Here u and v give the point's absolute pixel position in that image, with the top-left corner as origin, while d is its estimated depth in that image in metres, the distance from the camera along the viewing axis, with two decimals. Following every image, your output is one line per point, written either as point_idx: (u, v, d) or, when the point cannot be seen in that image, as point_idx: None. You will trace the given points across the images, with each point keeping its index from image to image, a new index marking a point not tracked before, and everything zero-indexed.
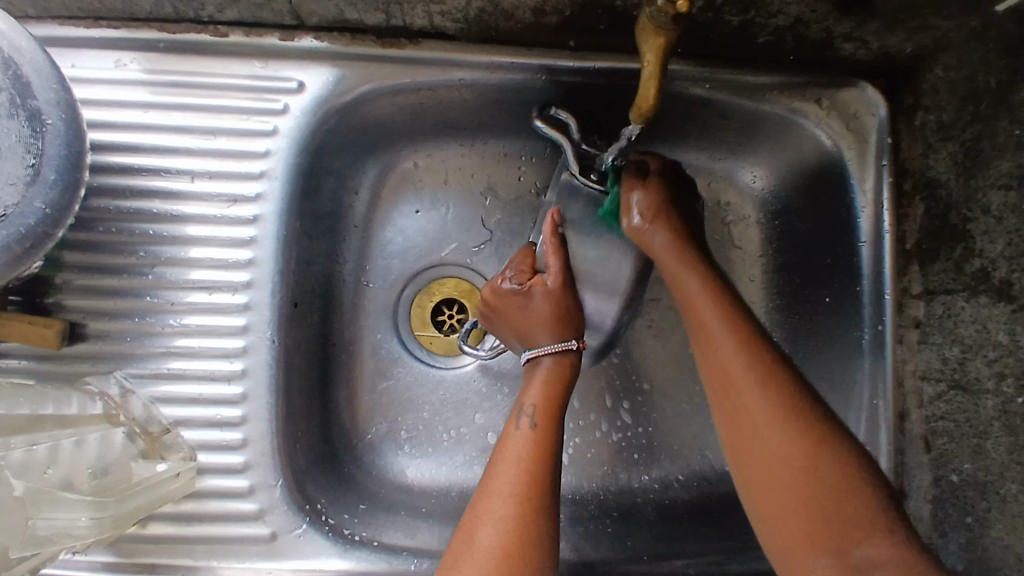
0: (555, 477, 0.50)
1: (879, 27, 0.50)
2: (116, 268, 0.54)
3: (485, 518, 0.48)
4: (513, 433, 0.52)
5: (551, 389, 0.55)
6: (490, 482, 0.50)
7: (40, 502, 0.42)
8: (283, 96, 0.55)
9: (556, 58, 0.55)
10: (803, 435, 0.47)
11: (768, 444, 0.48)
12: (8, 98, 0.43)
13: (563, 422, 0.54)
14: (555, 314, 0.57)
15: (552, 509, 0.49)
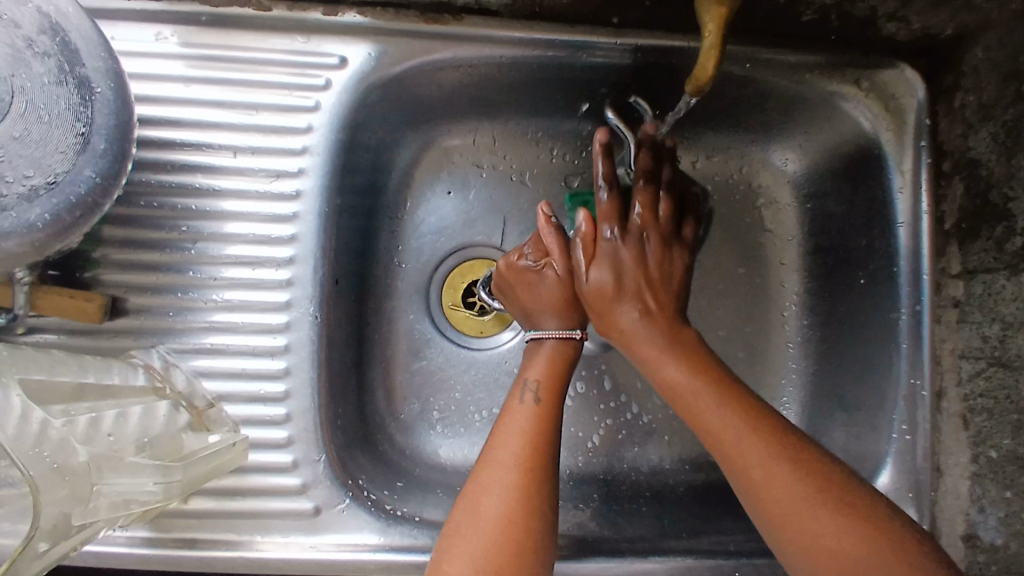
0: (556, 450, 0.51)
1: (923, 7, 0.51)
2: (157, 243, 0.54)
3: (493, 484, 0.48)
4: (517, 406, 0.52)
5: (555, 365, 0.55)
6: (496, 451, 0.50)
7: (103, 466, 0.41)
8: (325, 72, 0.55)
9: (599, 36, 0.55)
10: (758, 435, 0.47)
11: (735, 440, 0.47)
12: (58, 64, 0.42)
13: (563, 401, 0.54)
14: (564, 302, 0.56)
15: (554, 480, 0.49)
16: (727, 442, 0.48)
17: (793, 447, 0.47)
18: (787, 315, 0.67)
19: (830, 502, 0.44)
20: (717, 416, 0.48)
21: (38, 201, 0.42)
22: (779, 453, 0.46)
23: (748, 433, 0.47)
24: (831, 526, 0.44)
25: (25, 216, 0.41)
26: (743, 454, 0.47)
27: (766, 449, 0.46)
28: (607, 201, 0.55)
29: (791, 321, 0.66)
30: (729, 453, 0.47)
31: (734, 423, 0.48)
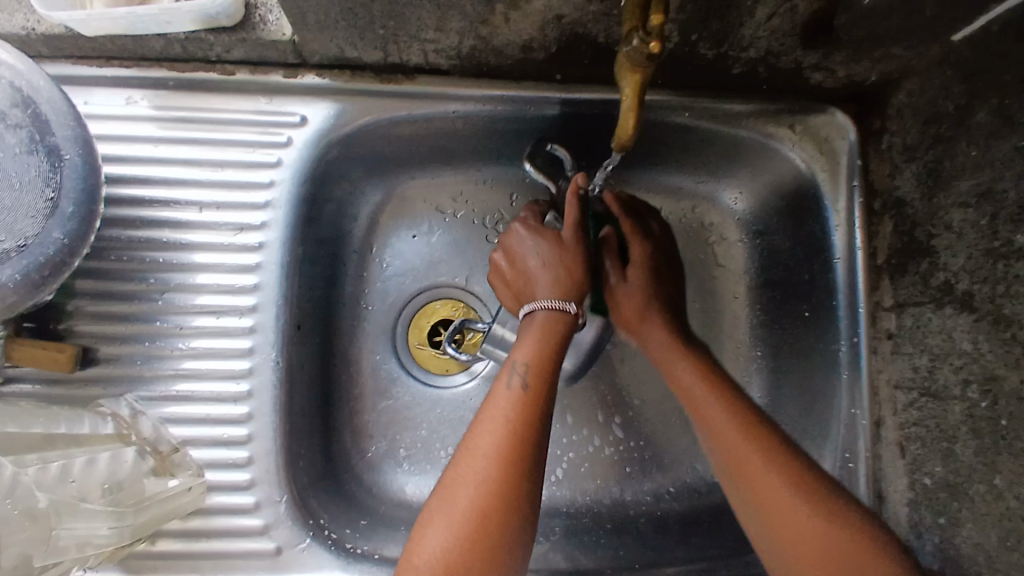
0: (540, 433, 0.51)
1: (845, 58, 0.53)
2: (127, 295, 0.57)
3: (470, 470, 0.48)
4: (501, 390, 0.52)
5: (543, 346, 0.54)
6: (476, 436, 0.50)
7: (62, 512, 0.45)
8: (286, 130, 0.58)
9: (544, 91, 0.59)
10: (771, 459, 0.52)
11: (763, 472, 0.51)
12: (28, 134, 0.46)
13: (552, 383, 0.53)
14: (561, 260, 0.58)
15: (537, 462, 0.49)
16: (755, 472, 0.52)
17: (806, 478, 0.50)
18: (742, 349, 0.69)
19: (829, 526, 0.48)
20: (723, 421, 0.55)
21: (9, 263, 0.45)
22: (788, 480, 0.50)
23: (767, 462, 0.52)
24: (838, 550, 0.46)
25: None
26: (762, 475, 0.51)
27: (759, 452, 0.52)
28: (623, 288, 0.63)
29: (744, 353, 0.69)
30: (746, 469, 0.52)
31: (754, 451, 0.53)
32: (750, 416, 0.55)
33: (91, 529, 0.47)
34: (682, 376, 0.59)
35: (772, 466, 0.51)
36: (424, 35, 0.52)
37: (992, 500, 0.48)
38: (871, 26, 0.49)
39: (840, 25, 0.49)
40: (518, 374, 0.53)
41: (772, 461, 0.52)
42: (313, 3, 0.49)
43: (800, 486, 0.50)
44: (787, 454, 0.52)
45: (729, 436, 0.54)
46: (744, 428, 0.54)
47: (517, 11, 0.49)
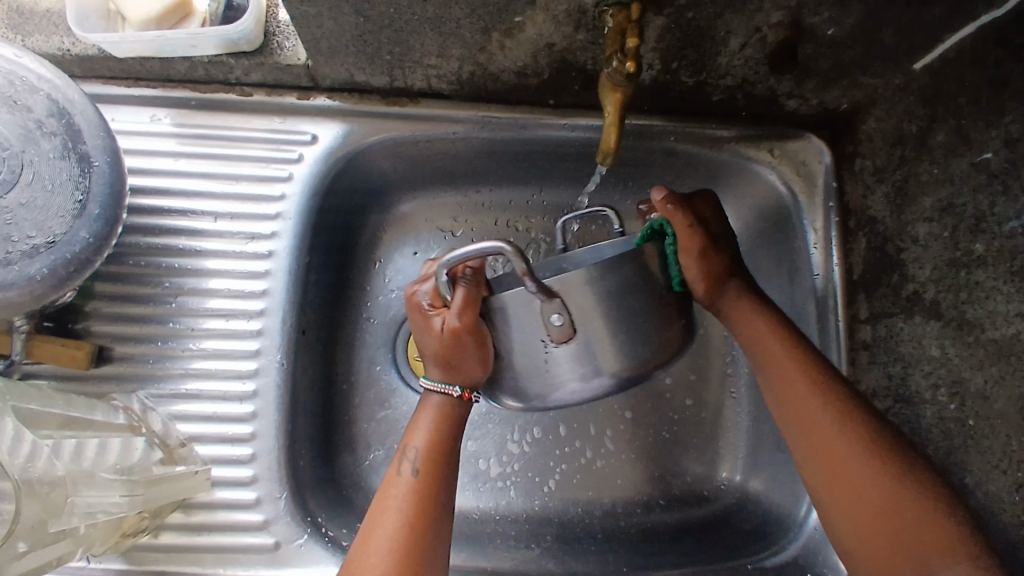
0: (438, 523, 0.50)
1: (816, 86, 0.57)
2: (143, 297, 0.60)
3: (373, 554, 0.47)
4: (395, 480, 0.51)
5: (440, 430, 0.53)
6: (376, 521, 0.49)
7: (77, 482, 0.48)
8: (298, 147, 0.63)
9: (539, 115, 0.63)
10: (885, 469, 0.46)
11: (827, 430, 0.49)
12: (62, 142, 0.50)
13: (448, 466, 0.52)
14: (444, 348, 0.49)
15: (433, 547, 0.49)
16: (857, 481, 0.47)
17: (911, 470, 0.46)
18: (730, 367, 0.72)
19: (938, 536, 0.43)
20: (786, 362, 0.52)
21: (38, 257, 0.48)
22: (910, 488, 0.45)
23: (829, 412, 0.49)
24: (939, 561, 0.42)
25: (26, 270, 0.48)
26: (832, 437, 0.48)
27: (873, 457, 0.47)
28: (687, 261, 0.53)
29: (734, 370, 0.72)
30: (815, 433, 0.49)
31: (813, 396, 0.50)
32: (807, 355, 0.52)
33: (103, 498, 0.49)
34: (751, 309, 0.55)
35: (840, 421, 0.49)
36: (427, 61, 0.57)
37: (964, 497, 0.49)
38: (835, 54, 0.53)
39: (805, 55, 0.53)
40: (411, 460, 0.51)
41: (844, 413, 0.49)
42: (326, 29, 0.53)
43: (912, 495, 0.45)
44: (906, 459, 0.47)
45: (791, 377, 0.52)
46: (823, 399, 0.50)
47: (512, 39, 0.53)
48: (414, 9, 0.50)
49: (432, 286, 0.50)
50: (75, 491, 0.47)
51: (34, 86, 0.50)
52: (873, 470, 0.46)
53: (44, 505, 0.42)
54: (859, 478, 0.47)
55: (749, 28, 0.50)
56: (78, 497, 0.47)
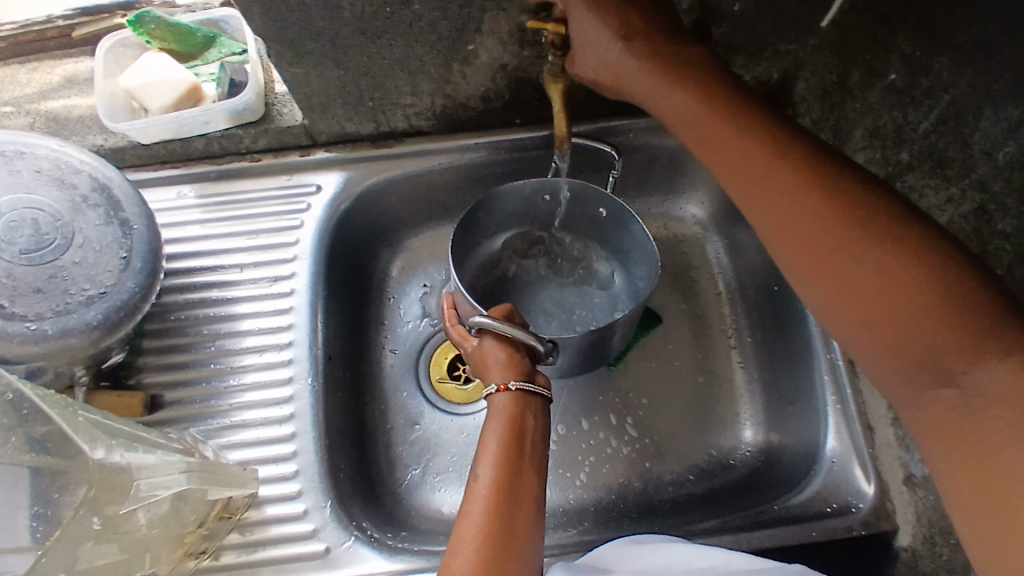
0: (524, 517, 0.50)
1: (743, 61, 0.65)
2: (187, 346, 0.67)
3: (462, 549, 0.48)
4: (473, 485, 0.52)
5: (508, 436, 0.55)
6: (461, 523, 0.50)
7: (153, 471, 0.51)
8: (306, 198, 0.71)
9: (508, 133, 0.72)
10: (851, 226, 0.42)
11: (803, 220, 0.44)
12: (105, 211, 0.59)
13: (524, 466, 0.53)
14: (485, 361, 0.60)
15: (524, 535, 0.50)
16: (844, 268, 0.42)
17: (902, 236, 0.41)
18: (732, 338, 0.78)
19: (938, 311, 0.38)
20: (747, 159, 0.48)
21: (93, 305, 0.56)
22: (910, 259, 0.40)
23: (807, 200, 0.44)
24: (903, 312, 0.39)
25: (84, 316, 0.55)
26: (805, 224, 0.44)
27: (851, 229, 0.42)
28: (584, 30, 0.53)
29: (737, 341, 0.78)
30: (794, 226, 0.44)
31: (788, 190, 0.45)
32: (779, 151, 0.47)
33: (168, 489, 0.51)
34: (705, 118, 0.50)
35: (812, 202, 0.44)
36: (404, 101, 0.66)
37: None
38: (748, 27, 0.60)
39: (722, 33, 0.61)
40: (484, 465, 0.53)
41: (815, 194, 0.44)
42: (314, 86, 0.63)
43: (900, 264, 0.40)
44: (894, 225, 0.42)
45: (756, 171, 0.47)
46: (787, 170, 0.46)
47: (470, 67, 0.63)
48: (383, 53, 0.60)
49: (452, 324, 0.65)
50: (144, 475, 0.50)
51: (77, 168, 0.59)
52: (860, 248, 0.41)
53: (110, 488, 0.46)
54: (845, 258, 0.42)
55: None
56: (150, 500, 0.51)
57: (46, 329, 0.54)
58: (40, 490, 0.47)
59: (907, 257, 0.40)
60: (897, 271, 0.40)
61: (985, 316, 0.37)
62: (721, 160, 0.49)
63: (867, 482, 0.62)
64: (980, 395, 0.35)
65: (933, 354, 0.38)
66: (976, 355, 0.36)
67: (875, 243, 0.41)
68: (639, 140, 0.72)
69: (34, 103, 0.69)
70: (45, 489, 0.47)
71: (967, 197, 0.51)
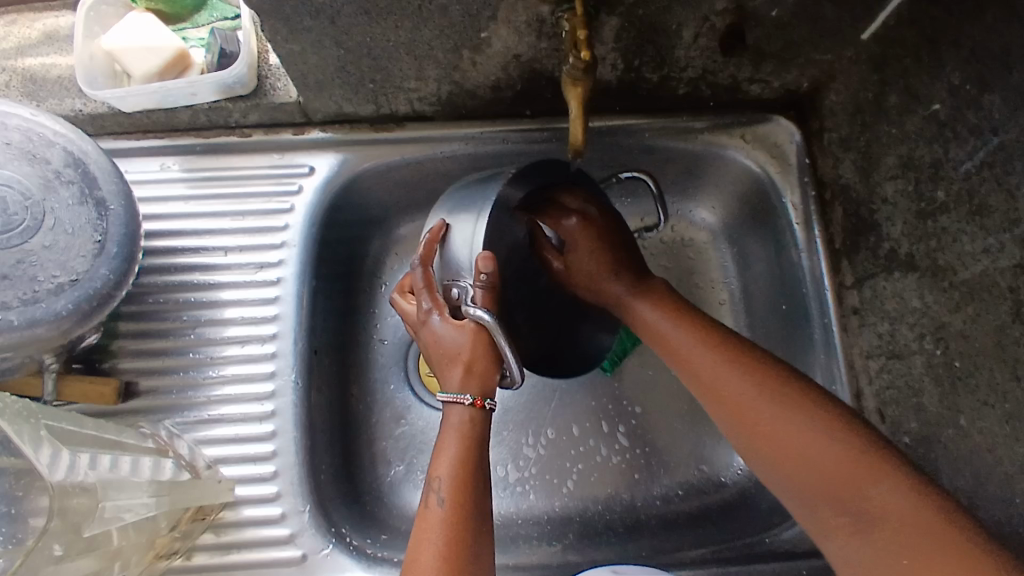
0: (480, 541, 0.50)
1: (772, 68, 0.60)
2: (165, 332, 0.64)
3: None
4: (429, 508, 0.50)
5: (464, 453, 0.53)
6: (419, 549, 0.48)
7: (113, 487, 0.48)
8: (297, 180, 0.67)
9: (518, 126, 0.67)
10: (775, 397, 0.51)
11: (745, 399, 0.52)
12: (79, 189, 0.54)
13: (479, 488, 0.52)
14: (441, 349, 0.54)
15: (480, 561, 0.49)
16: (780, 435, 0.49)
17: (810, 401, 0.50)
18: None
19: (856, 462, 0.45)
20: (684, 339, 0.58)
21: (62, 294, 0.52)
22: (822, 423, 0.48)
23: (737, 373, 0.53)
24: (828, 457, 0.47)
25: (53, 306, 0.51)
26: (745, 399, 0.52)
27: (769, 397, 0.51)
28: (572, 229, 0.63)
29: None
30: (742, 405, 0.52)
31: (722, 367, 0.54)
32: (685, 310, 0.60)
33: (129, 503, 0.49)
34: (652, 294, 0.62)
35: (740, 374, 0.53)
36: (407, 85, 0.61)
37: (961, 440, 0.51)
38: (784, 36, 0.56)
39: (756, 40, 0.56)
40: (442, 489, 0.51)
41: (744, 367, 0.53)
42: (312, 65, 0.58)
43: (804, 410, 0.50)
44: (811, 386, 0.52)
45: (695, 355, 0.56)
46: (708, 339, 0.57)
47: (481, 55, 0.58)
48: (388, 36, 0.55)
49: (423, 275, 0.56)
50: (106, 496, 0.46)
51: (50, 140, 0.54)
52: (790, 417, 0.49)
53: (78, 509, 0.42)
54: (775, 431, 0.50)
55: (697, 18, 0.53)
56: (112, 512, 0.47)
57: (11, 320, 0.50)
58: (5, 489, 0.46)
59: (825, 419, 0.48)
60: (823, 431, 0.48)
61: (892, 463, 0.45)
62: (664, 345, 0.59)
63: None
64: (892, 514, 0.42)
65: (853, 503, 0.45)
66: (881, 487, 0.44)
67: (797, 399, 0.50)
68: (653, 141, 0.67)
69: (8, 59, 0.64)
70: (10, 486, 0.46)
71: (1007, 250, 0.45)
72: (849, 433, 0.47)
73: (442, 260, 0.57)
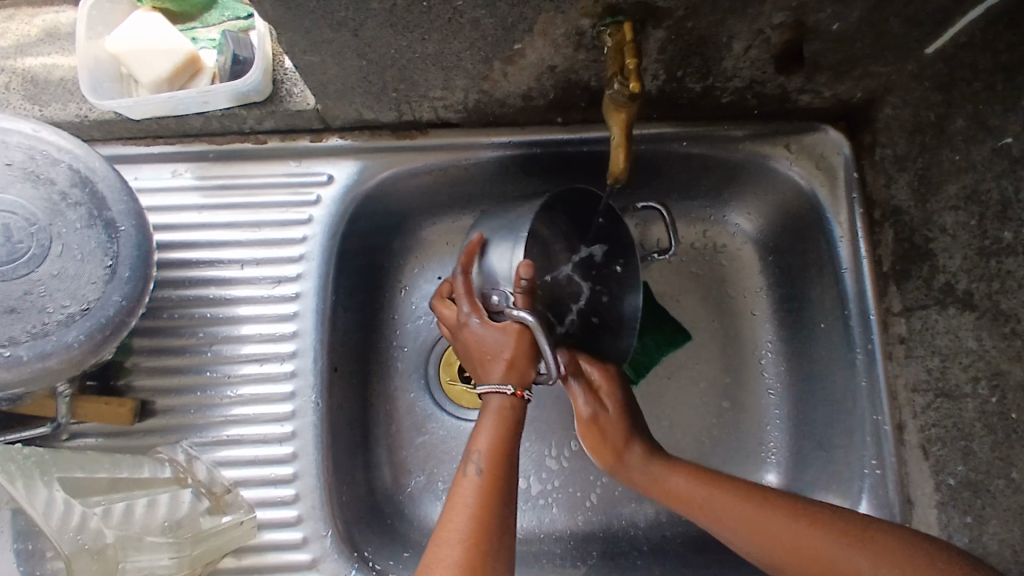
0: (508, 516, 0.48)
1: (827, 80, 0.55)
2: (180, 348, 0.62)
3: (448, 540, 0.46)
4: (462, 478, 0.49)
5: (505, 432, 0.51)
6: (449, 515, 0.47)
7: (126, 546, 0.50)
8: (315, 189, 0.63)
9: (549, 133, 0.63)
10: (786, 516, 0.53)
11: (754, 514, 0.54)
12: (88, 211, 0.51)
13: (515, 466, 0.50)
14: (482, 348, 0.53)
15: (507, 536, 0.47)
16: (793, 546, 0.52)
17: (821, 516, 0.52)
18: None
19: (897, 560, 0.48)
20: (682, 484, 0.58)
21: (74, 325, 0.50)
22: (833, 529, 0.51)
23: (739, 500, 0.55)
24: (854, 559, 0.49)
25: (63, 338, 0.49)
26: (769, 531, 0.53)
27: (795, 517, 0.53)
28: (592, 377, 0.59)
29: None
30: (760, 526, 0.53)
31: (731, 503, 0.55)
32: (701, 474, 0.58)
33: (153, 561, 0.51)
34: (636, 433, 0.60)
35: (748, 501, 0.55)
36: (433, 94, 0.57)
37: (1012, 492, 0.50)
38: (844, 49, 0.51)
39: (813, 52, 0.52)
40: (479, 458, 0.50)
41: (751, 499, 0.55)
42: (332, 75, 0.54)
43: (816, 530, 0.51)
44: (812, 502, 0.54)
45: (710, 505, 0.56)
46: (688, 476, 0.58)
47: (513, 66, 0.54)
48: (414, 48, 0.51)
49: (460, 277, 0.56)
50: (125, 557, 0.49)
51: (55, 158, 0.51)
52: (804, 527, 0.52)
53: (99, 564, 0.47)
54: (801, 547, 0.51)
55: (752, 31, 0.49)
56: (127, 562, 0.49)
57: (20, 355, 0.48)
58: (21, 528, 0.49)
59: (837, 533, 0.51)
60: (822, 538, 0.51)
61: (932, 555, 0.47)
62: (677, 500, 0.58)
63: None
64: None
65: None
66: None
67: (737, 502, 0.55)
68: (689, 150, 0.63)
69: (9, 59, 0.60)
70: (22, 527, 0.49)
71: None
72: (848, 520, 0.51)
73: (479, 271, 0.57)
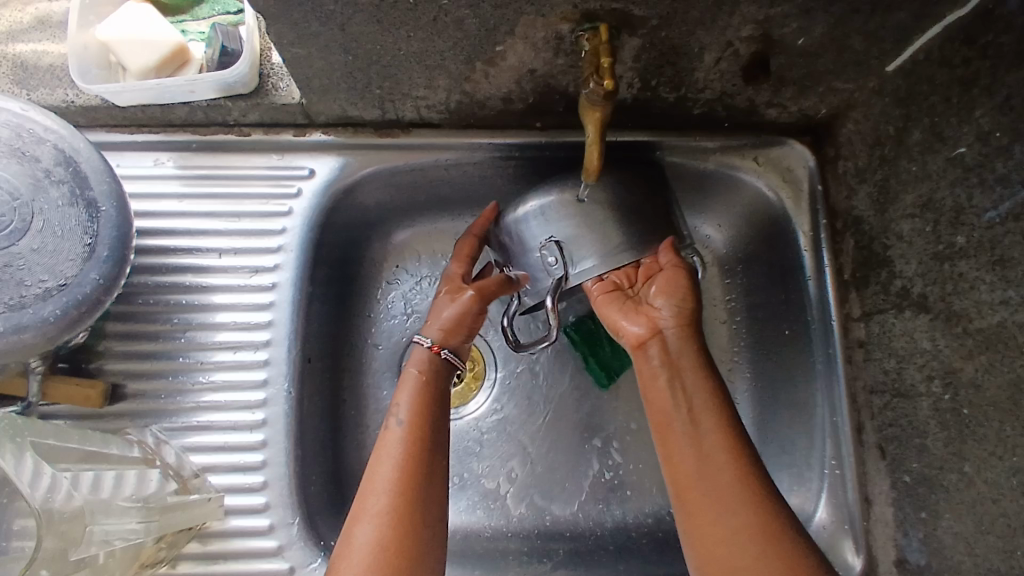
0: (432, 465, 0.52)
1: (793, 94, 0.58)
2: (154, 334, 0.62)
3: (375, 490, 0.50)
4: (386, 431, 0.53)
5: (425, 390, 0.56)
6: (377, 461, 0.51)
7: (97, 510, 0.49)
8: (297, 182, 0.65)
9: (526, 137, 0.65)
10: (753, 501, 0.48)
11: (723, 483, 0.49)
12: (70, 190, 0.52)
13: (439, 425, 0.55)
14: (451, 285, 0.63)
15: (430, 482, 0.51)
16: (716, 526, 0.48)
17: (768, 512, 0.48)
18: None
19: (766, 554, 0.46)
20: (693, 443, 0.51)
21: (51, 299, 0.50)
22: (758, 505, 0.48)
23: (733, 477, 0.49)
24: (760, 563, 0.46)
25: (40, 312, 0.50)
26: (716, 499, 0.49)
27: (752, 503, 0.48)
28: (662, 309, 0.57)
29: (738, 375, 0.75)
30: (690, 494, 0.50)
31: (716, 461, 0.50)
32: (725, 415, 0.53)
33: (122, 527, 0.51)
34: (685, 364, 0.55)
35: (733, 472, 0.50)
36: (416, 91, 0.59)
37: (965, 486, 0.51)
38: (809, 63, 0.54)
39: (779, 65, 0.55)
40: (402, 412, 0.54)
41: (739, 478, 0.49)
42: (317, 68, 0.56)
43: (771, 531, 0.47)
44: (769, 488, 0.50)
45: (679, 432, 0.52)
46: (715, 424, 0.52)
47: (494, 67, 0.56)
48: (400, 44, 0.52)
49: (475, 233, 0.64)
50: (94, 520, 0.48)
51: (41, 138, 0.52)
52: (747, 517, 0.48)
53: (68, 535, 0.45)
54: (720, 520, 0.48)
55: (722, 43, 0.52)
56: (96, 527, 0.49)
57: None
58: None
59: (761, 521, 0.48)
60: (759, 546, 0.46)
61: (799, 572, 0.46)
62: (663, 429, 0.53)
63: (856, 555, 0.59)
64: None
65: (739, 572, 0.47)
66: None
67: (719, 434, 0.52)
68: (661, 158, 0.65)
69: None
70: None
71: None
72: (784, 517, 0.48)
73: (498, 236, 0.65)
